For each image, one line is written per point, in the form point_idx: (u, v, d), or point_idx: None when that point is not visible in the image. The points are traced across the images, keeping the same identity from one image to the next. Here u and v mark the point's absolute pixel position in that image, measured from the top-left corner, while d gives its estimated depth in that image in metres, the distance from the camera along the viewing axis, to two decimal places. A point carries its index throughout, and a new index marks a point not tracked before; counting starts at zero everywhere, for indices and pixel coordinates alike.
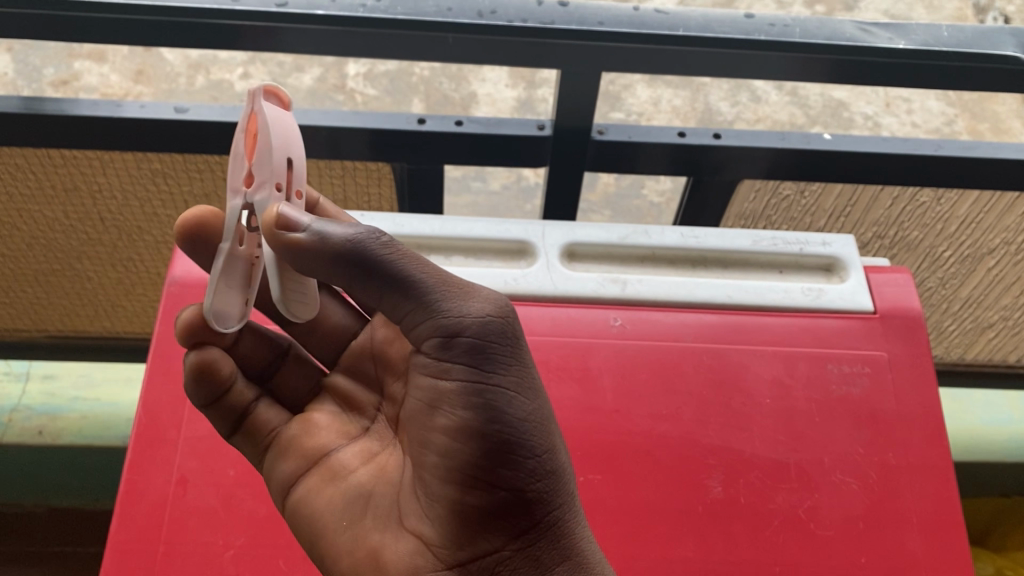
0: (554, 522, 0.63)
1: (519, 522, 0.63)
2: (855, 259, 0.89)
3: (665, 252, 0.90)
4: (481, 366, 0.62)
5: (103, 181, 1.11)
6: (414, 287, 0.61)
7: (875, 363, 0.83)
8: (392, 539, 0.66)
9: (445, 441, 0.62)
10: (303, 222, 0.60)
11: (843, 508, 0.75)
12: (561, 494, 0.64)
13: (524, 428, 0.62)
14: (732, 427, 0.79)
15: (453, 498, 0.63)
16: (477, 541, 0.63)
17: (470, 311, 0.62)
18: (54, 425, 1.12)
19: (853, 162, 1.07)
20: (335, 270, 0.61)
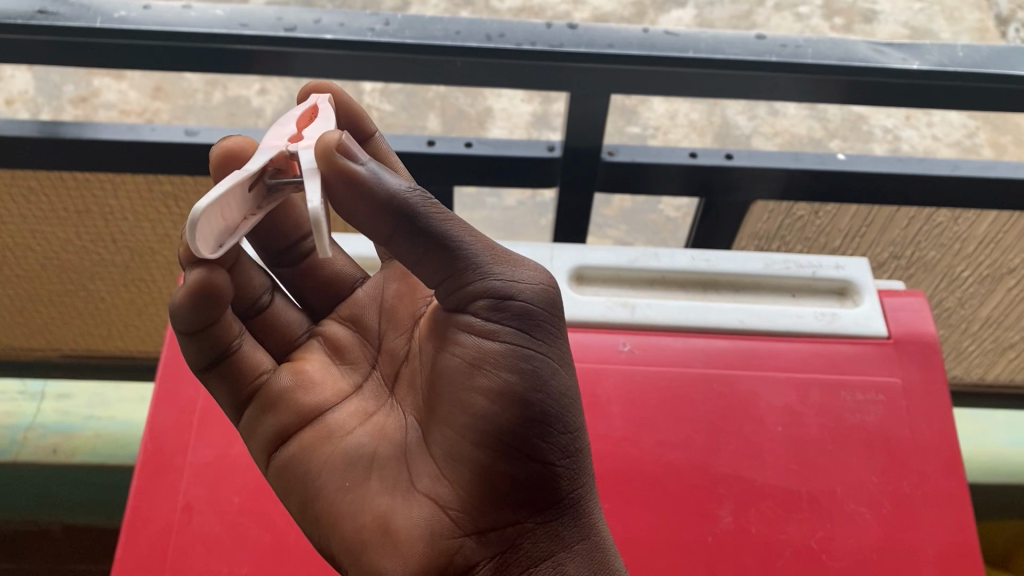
0: (577, 497, 0.64)
1: (549, 494, 0.62)
2: (869, 283, 0.88)
3: (674, 275, 0.89)
4: (529, 331, 0.62)
5: (115, 204, 1.11)
6: (467, 245, 0.61)
7: (889, 390, 0.81)
8: (401, 502, 0.62)
9: (487, 402, 0.61)
10: (359, 158, 0.58)
11: (857, 540, 0.74)
12: (583, 476, 0.64)
13: (564, 402, 0.63)
14: (744, 454, 0.77)
15: (486, 465, 0.61)
16: (501, 513, 0.62)
17: (522, 279, 0.63)
18: (68, 443, 1.11)
19: (868, 182, 1.06)
20: (381, 212, 0.58)
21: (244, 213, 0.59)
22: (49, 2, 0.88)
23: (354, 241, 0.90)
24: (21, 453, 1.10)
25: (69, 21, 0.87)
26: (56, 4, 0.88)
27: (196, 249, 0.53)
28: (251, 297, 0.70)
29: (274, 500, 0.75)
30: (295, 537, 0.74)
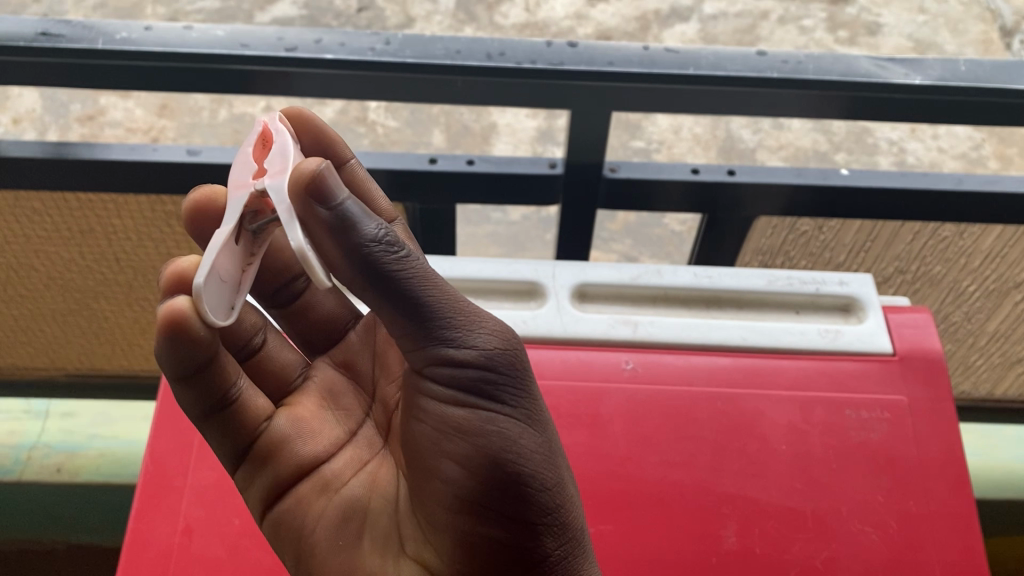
0: (565, 554, 0.62)
1: (531, 555, 0.61)
2: (874, 299, 0.87)
3: (677, 292, 0.89)
4: (496, 394, 0.61)
5: (118, 224, 1.12)
6: (433, 303, 0.59)
7: (895, 407, 0.81)
8: (390, 565, 0.63)
9: (456, 469, 0.60)
10: (337, 197, 0.56)
11: (862, 560, 0.73)
12: (570, 529, 0.63)
13: (539, 461, 0.61)
14: (748, 474, 0.77)
15: (464, 529, 0.61)
16: (487, 572, 0.61)
17: (482, 341, 0.60)
18: (72, 462, 1.11)
19: (871, 197, 1.05)
20: (351, 258, 0.56)
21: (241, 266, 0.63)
22: (51, 24, 0.89)
23: None
24: (25, 473, 1.11)
25: (71, 42, 0.87)
26: (58, 26, 0.89)
27: (208, 318, 0.56)
28: (242, 339, 0.70)
29: None
30: None
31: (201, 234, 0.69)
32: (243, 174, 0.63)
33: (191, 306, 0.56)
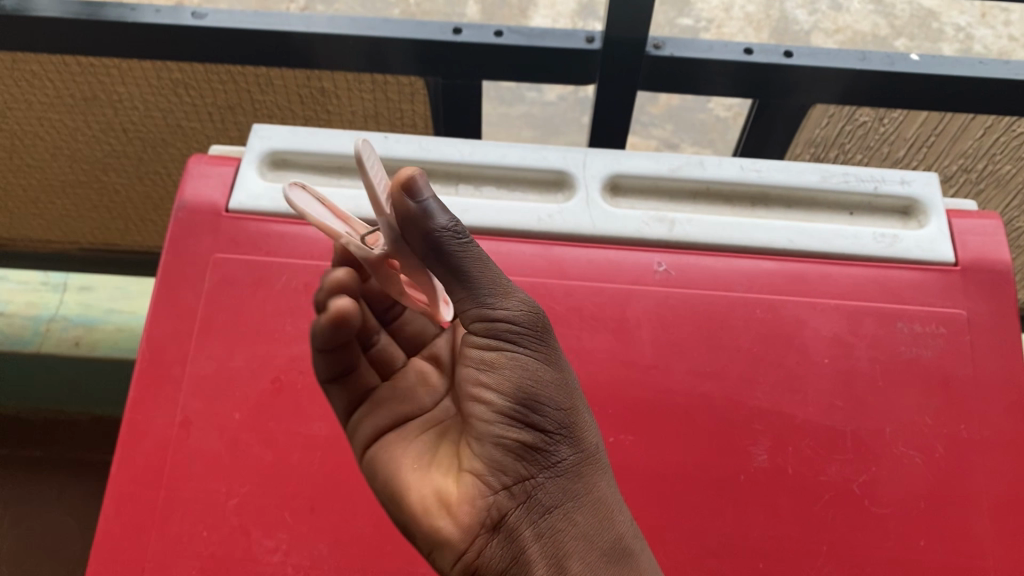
0: (584, 471, 0.57)
1: (551, 459, 0.56)
2: (939, 202, 0.79)
3: (720, 187, 0.81)
4: (517, 333, 0.55)
5: (123, 91, 1.05)
6: (475, 266, 0.54)
7: (953, 322, 0.73)
8: (453, 475, 0.57)
9: (485, 391, 0.55)
10: (423, 194, 0.52)
11: (904, 485, 0.68)
12: (586, 442, 0.58)
13: (559, 382, 0.57)
14: (785, 389, 0.71)
15: (491, 436, 0.55)
16: (514, 472, 0.55)
17: (514, 292, 0.56)
18: (88, 336, 1.22)
19: (943, 86, 0.95)
20: (418, 236, 0.53)
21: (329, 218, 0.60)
22: None
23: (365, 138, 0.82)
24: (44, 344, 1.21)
25: None
26: None
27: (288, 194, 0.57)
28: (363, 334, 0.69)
29: (276, 419, 0.71)
30: (297, 457, 0.69)
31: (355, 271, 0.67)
32: None
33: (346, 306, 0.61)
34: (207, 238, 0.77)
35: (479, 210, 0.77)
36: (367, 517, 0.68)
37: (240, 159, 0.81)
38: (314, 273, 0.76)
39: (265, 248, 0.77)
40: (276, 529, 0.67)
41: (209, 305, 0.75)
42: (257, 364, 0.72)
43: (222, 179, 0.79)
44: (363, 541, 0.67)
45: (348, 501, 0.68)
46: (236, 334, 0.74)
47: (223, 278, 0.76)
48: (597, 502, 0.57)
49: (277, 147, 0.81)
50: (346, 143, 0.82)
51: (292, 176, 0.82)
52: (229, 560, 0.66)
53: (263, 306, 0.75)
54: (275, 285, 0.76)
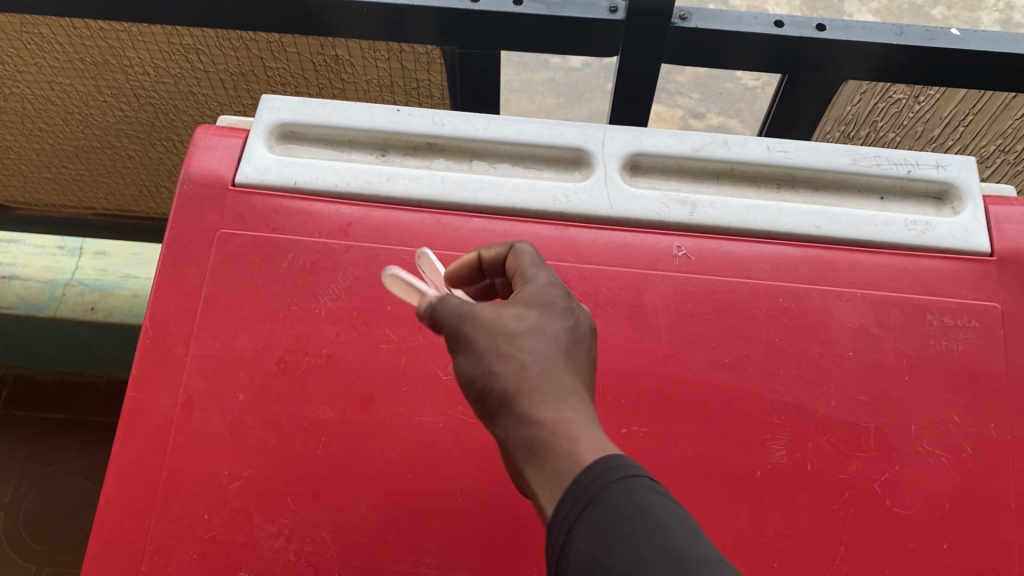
0: (501, 374, 0.47)
1: (488, 408, 0.48)
2: (975, 187, 0.75)
3: (744, 168, 0.77)
4: (445, 304, 0.53)
5: (134, 56, 1.02)
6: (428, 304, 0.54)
7: (986, 316, 0.70)
8: None
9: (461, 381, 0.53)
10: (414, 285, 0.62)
11: (928, 485, 0.65)
12: (510, 369, 0.47)
13: (470, 336, 0.50)
14: (808, 382, 0.68)
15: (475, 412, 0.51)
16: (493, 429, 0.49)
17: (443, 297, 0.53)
18: (102, 302, 1.31)
19: (984, 63, 0.90)
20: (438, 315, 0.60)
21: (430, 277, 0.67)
22: None
23: (376, 111, 0.79)
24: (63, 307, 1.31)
25: None
26: None
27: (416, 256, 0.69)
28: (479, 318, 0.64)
29: (281, 401, 0.69)
30: (302, 441, 0.68)
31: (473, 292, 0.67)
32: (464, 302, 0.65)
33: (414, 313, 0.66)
34: (212, 213, 0.75)
35: (493, 188, 0.75)
36: (371, 505, 0.66)
37: (249, 131, 0.78)
38: (321, 251, 0.73)
39: (272, 224, 0.74)
40: (279, 514, 0.66)
41: (214, 282, 0.72)
42: (261, 345, 0.70)
43: (229, 152, 0.77)
44: (366, 529, 0.65)
45: (352, 487, 0.66)
46: (241, 313, 0.71)
47: (228, 254, 0.73)
48: (518, 398, 0.46)
49: (287, 120, 0.79)
50: (357, 116, 0.79)
51: (302, 149, 0.79)
52: (230, 544, 0.65)
53: (269, 285, 0.72)
54: (282, 263, 0.73)
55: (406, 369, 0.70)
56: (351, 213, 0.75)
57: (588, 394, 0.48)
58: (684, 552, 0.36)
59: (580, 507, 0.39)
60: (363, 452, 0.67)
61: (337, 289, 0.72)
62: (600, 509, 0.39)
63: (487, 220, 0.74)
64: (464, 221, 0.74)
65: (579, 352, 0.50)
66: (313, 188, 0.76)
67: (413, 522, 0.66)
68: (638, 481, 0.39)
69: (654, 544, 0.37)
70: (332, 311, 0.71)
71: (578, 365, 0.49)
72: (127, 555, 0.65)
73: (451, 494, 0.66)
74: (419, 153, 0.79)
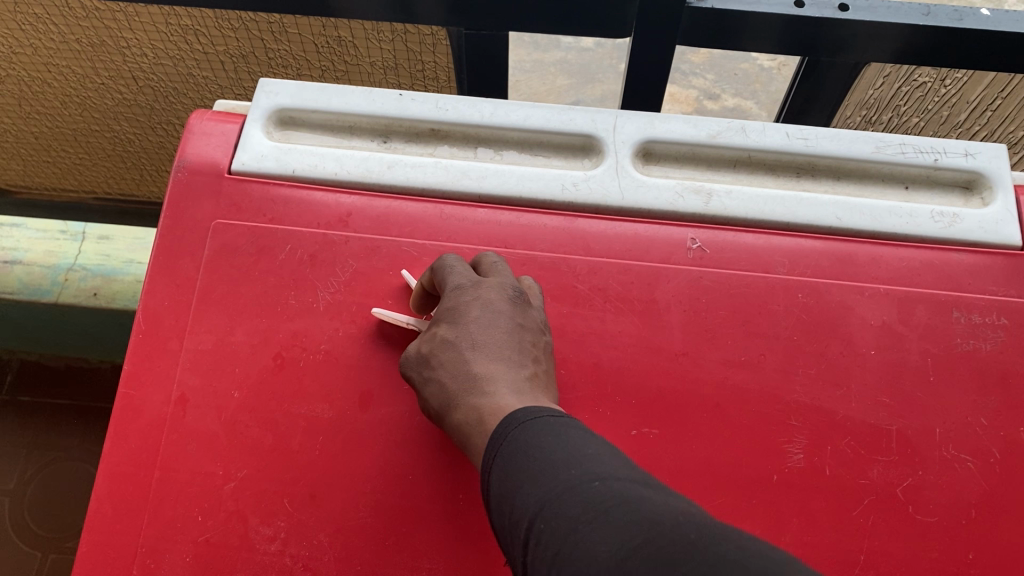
0: (435, 396, 0.57)
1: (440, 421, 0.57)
2: (1006, 177, 0.71)
3: (763, 155, 0.74)
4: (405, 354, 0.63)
5: (131, 37, 0.99)
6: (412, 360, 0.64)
7: (1016, 313, 0.67)
8: None
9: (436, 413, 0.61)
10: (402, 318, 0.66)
11: (953, 491, 0.62)
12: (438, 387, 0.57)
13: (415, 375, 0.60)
14: (828, 383, 0.65)
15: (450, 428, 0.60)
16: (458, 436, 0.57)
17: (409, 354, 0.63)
18: (107, 288, 1.30)
19: (1015, 45, 0.86)
20: None
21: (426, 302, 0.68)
22: None
23: (378, 95, 0.76)
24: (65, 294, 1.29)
25: None
26: None
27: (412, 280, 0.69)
28: None
29: (277, 399, 0.66)
30: (300, 441, 0.65)
31: None
32: None
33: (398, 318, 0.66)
34: (208, 201, 0.72)
35: (498, 176, 0.72)
36: (370, 508, 0.63)
37: (245, 116, 0.76)
38: (320, 243, 0.70)
39: (269, 214, 0.71)
40: (275, 517, 0.64)
41: (209, 275, 0.70)
42: (257, 340, 0.68)
43: (225, 138, 0.74)
44: (366, 532, 0.63)
45: (351, 489, 0.64)
46: (236, 307, 0.69)
47: (223, 245, 0.70)
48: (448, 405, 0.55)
49: (285, 104, 0.76)
50: (357, 100, 0.76)
51: (301, 136, 0.77)
52: (225, 547, 0.63)
53: (266, 278, 0.69)
54: (279, 255, 0.70)
55: None
56: (351, 202, 0.72)
57: (510, 372, 0.55)
58: (569, 457, 0.44)
59: (495, 451, 0.48)
60: (363, 453, 0.65)
61: (337, 282, 0.69)
62: (507, 449, 0.47)
63: (492, 210, 0.71)
64: (468, 211, 0.71)
65: (491, 332, 0.58)
66: (312, 176, 0.73)
67: (413, 526, 0.63)
68: (540, 417, 0.48)
69: (546, 458, 0.44)
70: (331, 305, 0.68)
71: (497, 350, 0.57)
72: (119, 557, 0.63)
73: (453, 497, 0.64)
74: (422, 140, 0.76)
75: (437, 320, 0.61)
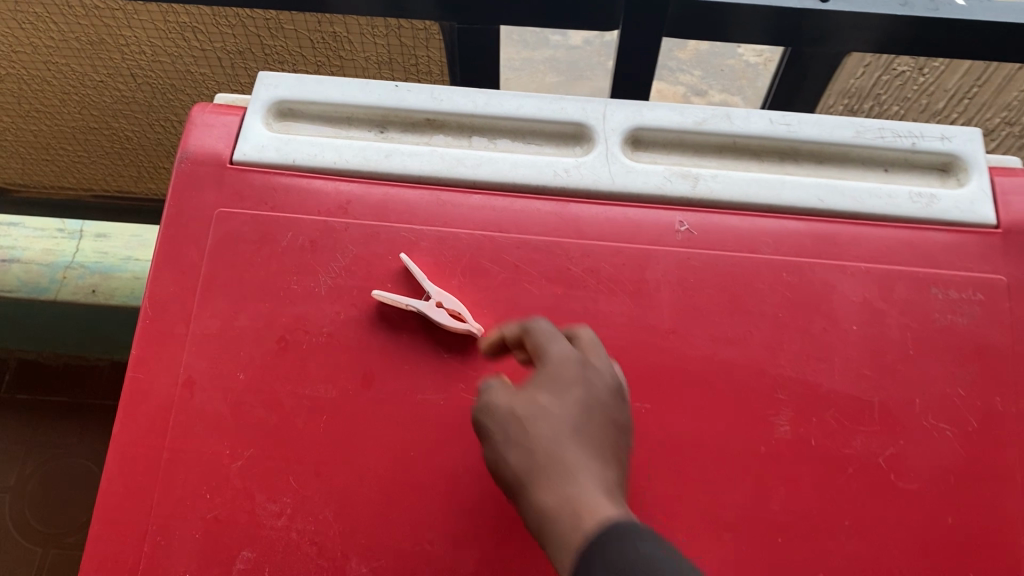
0: (521, 462, 0.60)
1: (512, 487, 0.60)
2: (981, 158, 0.74)
3: (748, 141, 0.76)
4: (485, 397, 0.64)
5: (130, 35, 1.01)
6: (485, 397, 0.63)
7: (992, 289, 0.69)
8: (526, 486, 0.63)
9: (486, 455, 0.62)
10: (401, 301, 0.68)
11: (933, 459, 0.65)
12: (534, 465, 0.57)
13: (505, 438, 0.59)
14: (812, 357, 0.67)
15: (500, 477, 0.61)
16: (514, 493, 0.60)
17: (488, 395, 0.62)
18: (104, 285, 1.34)
19: (990, 34, 0.90)
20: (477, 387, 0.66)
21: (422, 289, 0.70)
22: None
23: (374, 87, 0.78)
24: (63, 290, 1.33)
25: None
26: None
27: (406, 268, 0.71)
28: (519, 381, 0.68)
29: (282, 381, 0.68)
30: (304, 420, 0.67)
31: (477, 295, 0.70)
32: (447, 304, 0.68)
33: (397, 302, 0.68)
34: (211, 191, 0.74)
35: (493, 163, 0.74)
36: (372, 484, 0.66)
37: (245, 109, 0.78)
38: (321, 230, 0.72)
39: (270, 202, 0.73)
40: (281, 493, 0.66)
41: (213, 262, 0.72)
42: (261, 323, 0.70)
43: (226, 130, 0.76)
44: (369, 507, 0.65)
45: (353, 466, 0.66)
46: (240, 293, 0.71)
47: (226, 233, 0.73)
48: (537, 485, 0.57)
49: (284, 97, 0.78)
50: (355, 92, 0.78)
51: (300, 127, 0.79)
52: (233, 524, 0.65)
53: (268, 264, 0.72)
54: (281, 241, 0.72)
55: (407, 347, 0.69)
56: (349, 190, 0.74)
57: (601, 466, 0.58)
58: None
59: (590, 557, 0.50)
60: (365, 431, 0.67)
61: (338, 267, 0.71)
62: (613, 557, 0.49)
63: (487, 196, 0.73)
64: (464, 197, 0.73)
65: (590, 421, 0.61)
66: (311, 164, 0.74)
67: (415, 500, 0.65)
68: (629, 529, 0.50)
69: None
70: (332, 289, 0.71)
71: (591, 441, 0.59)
72: (131, 535, 0.66)
73: (453, 472, 0.66)
74: (417, 130, 0.78)
75: (535, 386, 0.62)
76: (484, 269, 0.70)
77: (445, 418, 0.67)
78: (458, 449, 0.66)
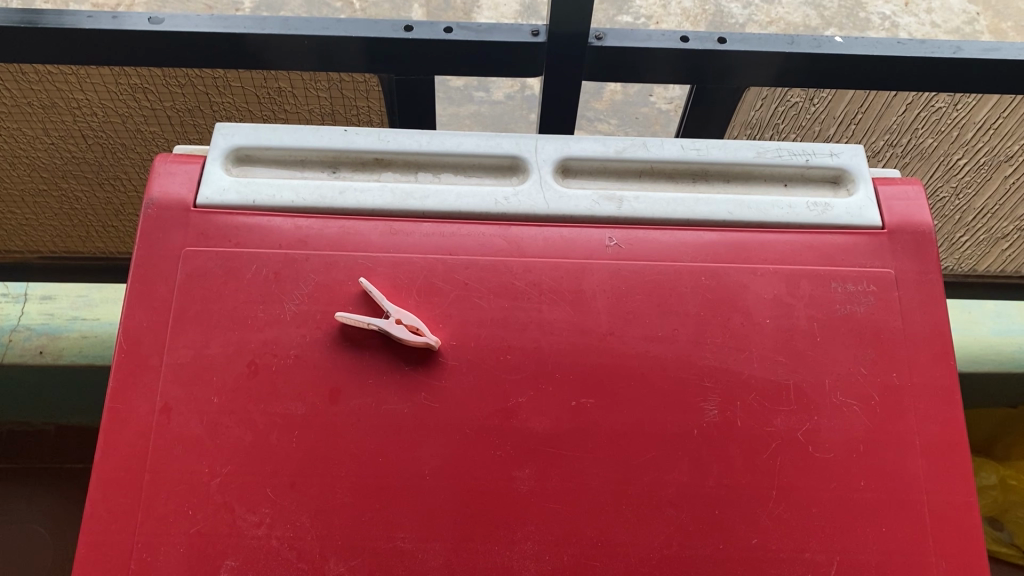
0: None
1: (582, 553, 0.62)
2: (864, 171, 0.85)
3: (663, 166, 0.86)
4: None
5: (82, 97, 1.11)
6: None
7: (882, 280, 0.79)
8: None
9: None
10: (365, 322, 0.74)
11: (844, 431, 0.74)
12: None
13: None
14: (732, 348, 0.76)
15: None
16: None
17: None
18: (51, 345, 1.50)
19: (862, 66, 1.04)
20: None
21: (381, 308, 0.76)
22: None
23: (326, 132, 0.86)
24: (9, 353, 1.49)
25: None
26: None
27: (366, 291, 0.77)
28: None
29: (254, 401, 0.74)
30: (276, 436, 0.73)
31: (432, 312, 0.77)
32: (405, 321, 0.75)
33: (362, 323, 0.74)
34: (177, 232, 0.79)
35: (438, 195, 0.82)
36: (345, 490, 0.71)
37: (204, 157, 0.84)
38: (284, 261, 0.78)
39: (234, 239, 0.79)
40: (259, 505, 0.71)
41: (184, 295, 0.77)
42: (232, 350, 0.75)
43: (188, 176, 0.82)
44: (343, 512, 0.70)
45: (326, 475, 0.71)
46: (210, 322, 0.76)
47: (194, 270, 0.78)
48: None
49: (241, 145, 0.85)
50: (307, 137, 0.86)
51: (255, 171, 0.85)
52: (216, 536, 0.70)
53: (235, 295, 0.77)
54: (246, 275, 0.78)
55: (370, 363, 0.75)
56: (307, 225, 0.80)
57: None
58: None
59: None
60: (336, 441, 0.72)
61: (301, 294, 0.77)
62: None
63: (435, 223, 0.80)
64: (414, 225, 0.80)
65: None
66: (270, 204, 0.81)
67: (385, 502, 0.71)
68: None
69: None
70: (297, 314, 0.77)
71: None
72: (116, 555, 0.69)
73: (419, 473, 0.72)
74: (367, 169, 0.86)
75: None
76: (437, 288, 0.78)
77: (410, 424, 0.73)
78: (422, 451, 0.72)
